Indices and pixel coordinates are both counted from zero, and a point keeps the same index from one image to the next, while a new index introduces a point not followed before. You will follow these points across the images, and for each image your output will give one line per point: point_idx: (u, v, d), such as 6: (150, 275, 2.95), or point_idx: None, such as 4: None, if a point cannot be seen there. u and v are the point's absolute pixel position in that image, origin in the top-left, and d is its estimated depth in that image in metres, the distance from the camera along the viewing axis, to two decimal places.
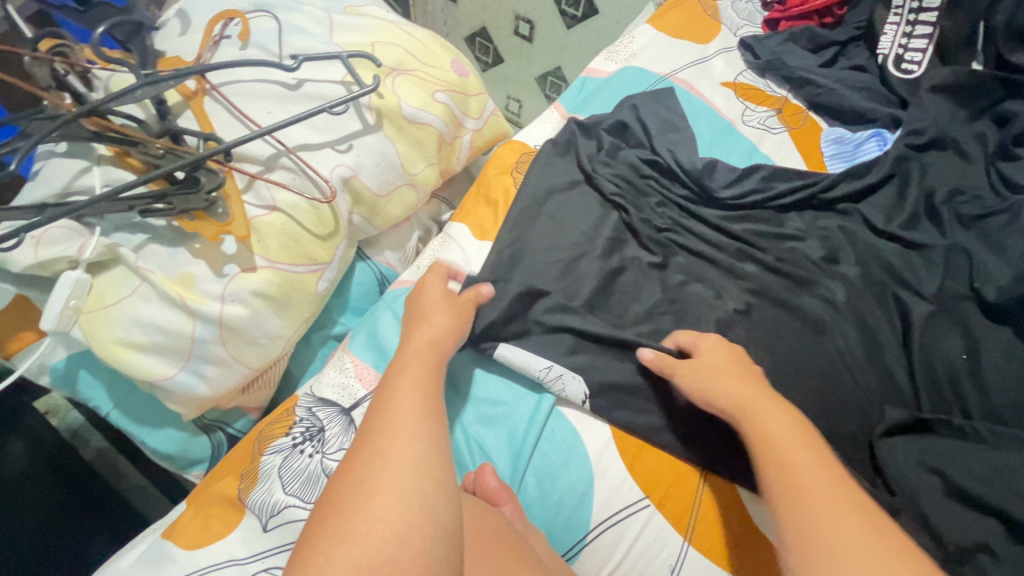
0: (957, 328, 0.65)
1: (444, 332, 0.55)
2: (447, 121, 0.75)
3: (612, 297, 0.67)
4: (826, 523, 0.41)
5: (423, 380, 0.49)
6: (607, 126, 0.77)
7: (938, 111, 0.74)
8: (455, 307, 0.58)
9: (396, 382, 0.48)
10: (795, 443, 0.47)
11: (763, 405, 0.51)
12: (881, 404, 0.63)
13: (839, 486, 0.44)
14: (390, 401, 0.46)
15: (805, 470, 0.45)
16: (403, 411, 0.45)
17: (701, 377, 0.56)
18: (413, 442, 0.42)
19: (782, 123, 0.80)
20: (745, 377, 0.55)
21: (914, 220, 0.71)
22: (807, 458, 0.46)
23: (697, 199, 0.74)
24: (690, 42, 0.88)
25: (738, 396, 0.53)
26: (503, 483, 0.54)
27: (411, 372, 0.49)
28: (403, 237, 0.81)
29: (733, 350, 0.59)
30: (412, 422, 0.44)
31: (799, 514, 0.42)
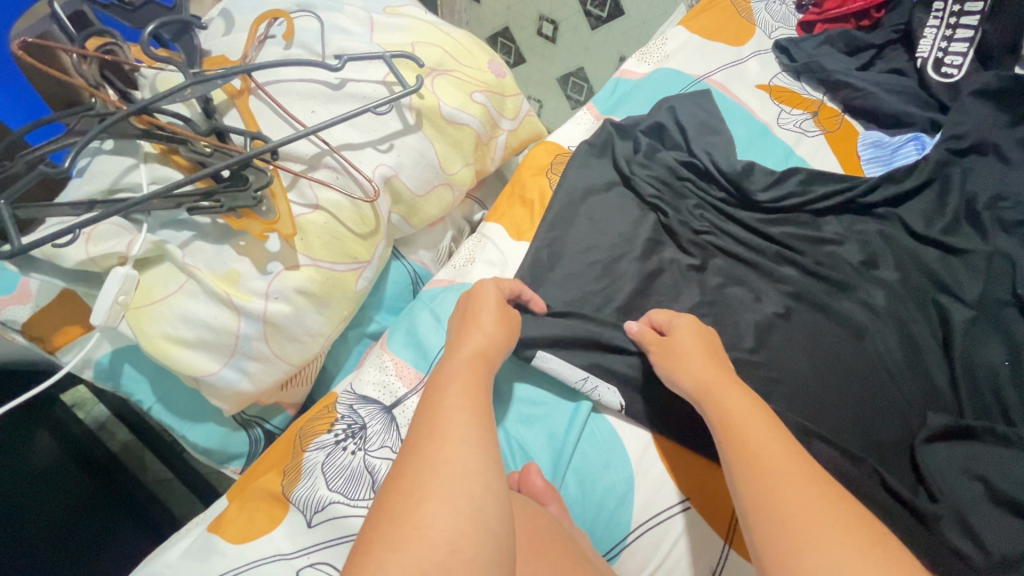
0: (999, 335, 0.65)
1: (491, 343, 0.55)
2: (484, 122, 0.75)
3: (650, 299, 0.67)
4: (776, 493, 0.41)
5: (471, 388, 0.49)
6: (643, 128, 0.77)
7: (980, 116, 0.73)
8: (503, 318, 0.58)
9: (444, 391, 0.48)
10: (754, 421, 0.47)
11: (723, 386, 0.51)
12: (922, 410, 0.63)
13: (792, 458, 0.44)
14: (438, 408, 0.46)
15: (759, 446, 0.45)
16: (451, 418, 0.45)
17: (670, 359, 0.57)
18: (462, 449, 0.42)
19: (819, 127, 0.80)
20: (709, 357, 0.55)
21: (954, 226, 0.70)
22: (763, 434, 0.46)
23: (735, 202, 0.73)
24: (725, 44, 0.88)
25: (703, 379, 0.53)
26: (548, 482, 0.54)
27: (459, 381, 0.49)
28: (437, 237, 0.81)
29: (699, 328, 0.59)
30: (462, 430, 0.44)
31: (755, 489, 0.42)
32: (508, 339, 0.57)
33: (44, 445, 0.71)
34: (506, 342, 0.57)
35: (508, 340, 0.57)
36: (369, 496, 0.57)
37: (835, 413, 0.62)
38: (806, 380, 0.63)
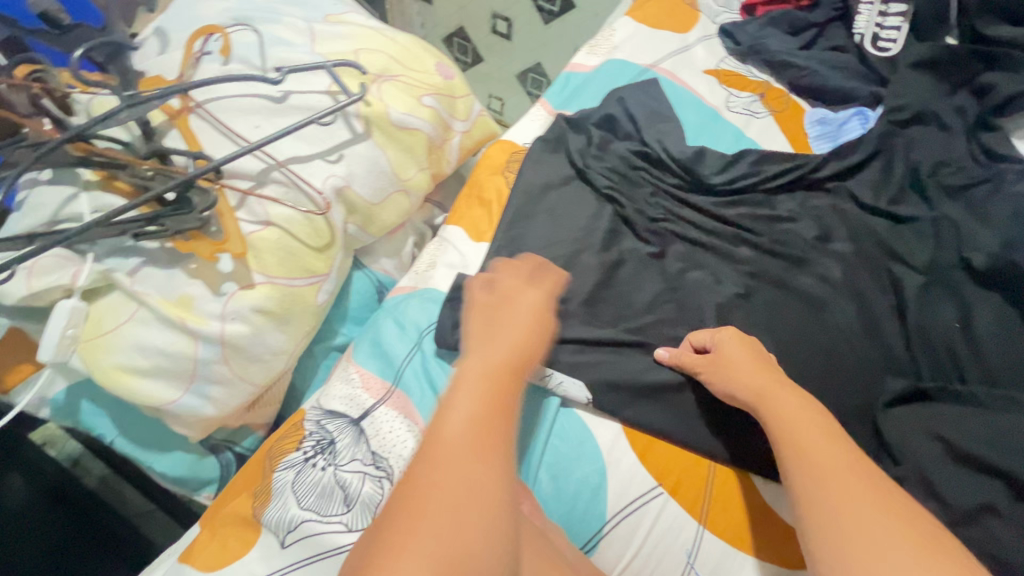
0: (950, 298, 0.67)
1: (525, 347, 0.49)
2: (436, 125, 0.75)
3: (612, 291, 0.67)
4: (839, 504, 0.44)
5: (504, 387, 0.44)
6: (595, 120, 0.76)
7: (918, 87, 0.75)
8: (540, 324, 0.52)
9: (471, 394, 0.42)
10: (817, 434, 0.49)
11: (781, 396, 0.52)
12: (882, 376, 0.64)
13: (856, 473, 0.45)
14: (463, 415, 0.41)
15: (826, 458, 0.47)
16: (477, 431, 0.40)
17: (720, 371, 0.57)
18: (483, 464, 0.38)
19: (766, 108, 0.81)
20: (762, 367, 0.56)
21: (902, 195, 0.72)
22: (827, 447, 0.48)
23: (690, 188, 0.74)
24: (671, 32, 0.88)
25: (755, 390, 0.54)
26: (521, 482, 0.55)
27: (482, 386, 0.43)
28: (398, 244, 0.80)
29: (751, 343, 0.59)
30: (490, 442, 0.39)
31: (820, 498, 0.45)
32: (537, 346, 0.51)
33: (13, 486, 0.69)
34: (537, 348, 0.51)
35: (541, 347, 0.51)
36: (342, 510, 0.56)
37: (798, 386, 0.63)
38: None
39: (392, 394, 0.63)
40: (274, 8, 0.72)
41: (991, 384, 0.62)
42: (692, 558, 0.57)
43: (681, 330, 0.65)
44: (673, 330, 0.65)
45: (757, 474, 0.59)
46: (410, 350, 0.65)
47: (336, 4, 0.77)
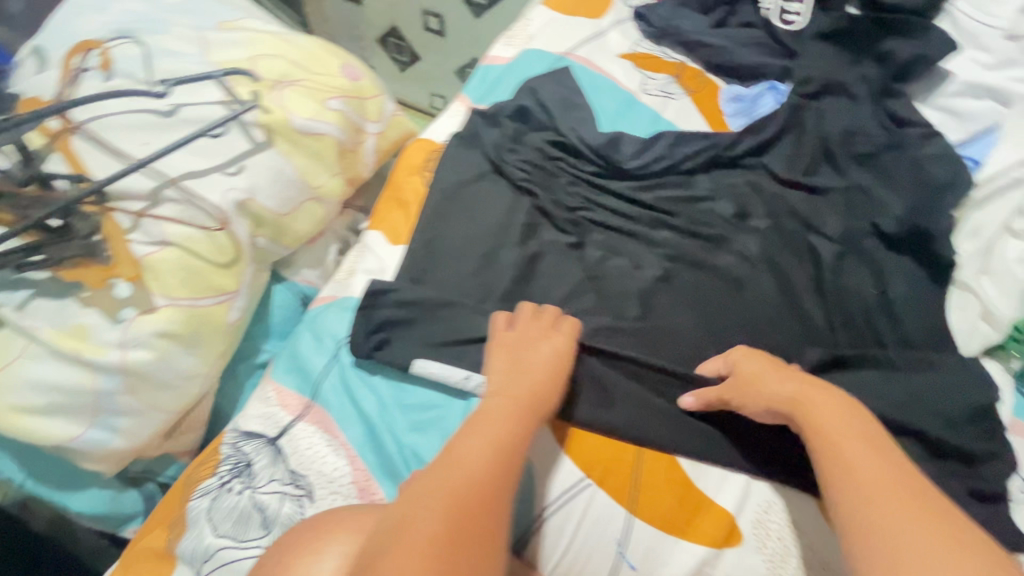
0: (865, 264, 0.67)
1: (537, 391, 0.55)
2: (345, 129, 0.73)
3: (532, 285, 0.66)
4: (867, 504, 0.41)
5: (506, 432, 0.50)
6: (509, 112, 0.75)
7: (823, 58, 0.75)
8: (559, 366, 0.58)
9: (472, 443, 0.48)
10: (851, 437, 0.46)
11: (814, 401, 0.50)
12: (802, 346, 0.64)
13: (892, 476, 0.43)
14: (459, 462, 0.46)
15: (857, 461, 0.45)
16: (467, 476, 0.45)
17: (744, 382, 0.56)
18: (462, 506, 0.42)
19: (682, 88, 0.81)
20: (788, 374, 0.54)
21: (814, 166, 0.72)
22: (857, 448, 0.45)
23: (608, 173, 0.73)
24: (584, 18, 0.88)
25: (784, 399, 0.52)
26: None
27: (493, 430, 0.49)
28: (320, 253, 0.78)
29: (769, 353, 0.58)
30: (478, 485, 0.44)
31: (851, 500, 0.42)
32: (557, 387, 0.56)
33: None
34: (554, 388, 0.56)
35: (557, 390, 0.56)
36: (259, 534, 0.54)
37: None
38: (688, 338, 0.65)
39: (311, 409, 0.61)
40: (161, 18, 0.69)
41: (905, 347, 0.63)
42: (623, 548, 0.56)
43: (602, 319, 0.65)
44: (593, 318, 0.65)
45: (681, 455, 0.60)
46: (328, 362, 0.63)
47: (232, 10, 0.74)
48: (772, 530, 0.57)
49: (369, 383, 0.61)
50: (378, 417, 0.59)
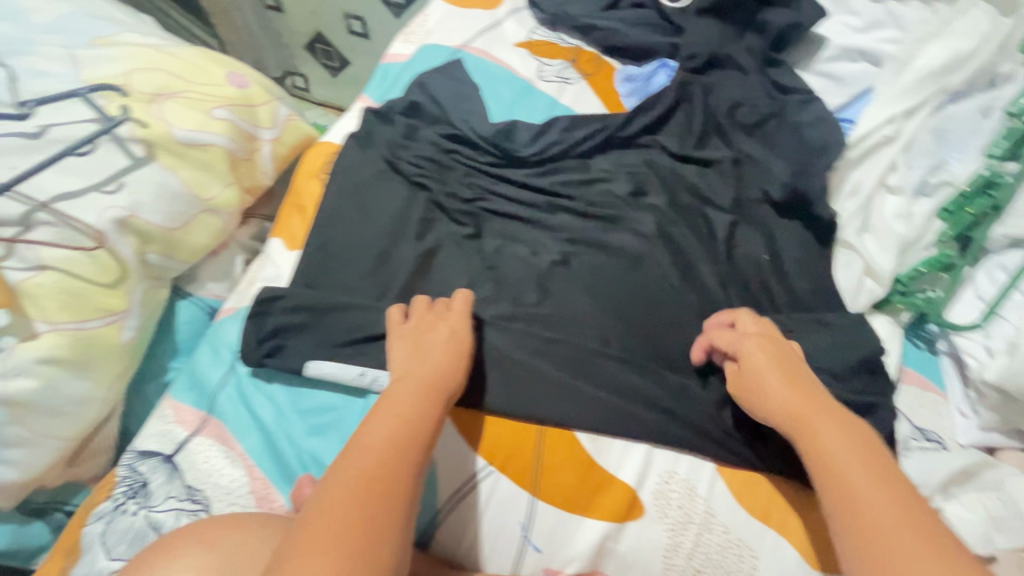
0: (757, 231, 0.69)
1: (438, 364, 0.54)
2: (235, 138, 0.72)
3: (430, 279, 0.66)
4: (869, 535, 0.40)
5: (406, 410, 0.49)
6: (400, 109, 0.75)
7: (707, 33, 0.77)
8: (457, 344, 0.57)
9: (379, 418, 0.47)
10: (852, 454, 0.45)
11: (816, 413, 0.48)
12: (699, 318, 0.66)
13: (893, 500, 0.41)
14: (370, 437, 0.46)
15: (857, 482, 0.43)
16: (378, 451, 0.45)
17: (746, 384, 0.53)
18: (375, 480, 0.42)
19: (578, 73, 0.82)
20: (787, 375, 0.52)
21: (705, 139, 0.74)
22: (858, 469, 0.44)
23: (503, 161, 0.73)
24: (480, 10, 0.88)
25: (783, 407, 0.50)
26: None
27: (395, 408, 0.49)
28: (226, 265, 0.77)
29: (779, 346, 0.55)
30: (391, 459, 0.44)
31: (851, 524, 0.42)
32: (458, 363, 0.56)
33: None
34: (456, 364, 0.56)
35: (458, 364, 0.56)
36: None
37: (622, 341, 0.65)
38: (590, 318, 0.65)
39: (208, 422, 0.60)
40: (30, 40, 0.68)
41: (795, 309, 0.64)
42: (527, 531, 0.57)
43: (501, 306, 0.65)
44: (493, 306, 0.65)
45: (583, 432, 0.60)
46: (225, 374, 0.62)
47: (107, 26, 0.73)
48: (673, 500, 0.58)
49: (266, 392, 0.61)
50: (276, 424, 0.59)
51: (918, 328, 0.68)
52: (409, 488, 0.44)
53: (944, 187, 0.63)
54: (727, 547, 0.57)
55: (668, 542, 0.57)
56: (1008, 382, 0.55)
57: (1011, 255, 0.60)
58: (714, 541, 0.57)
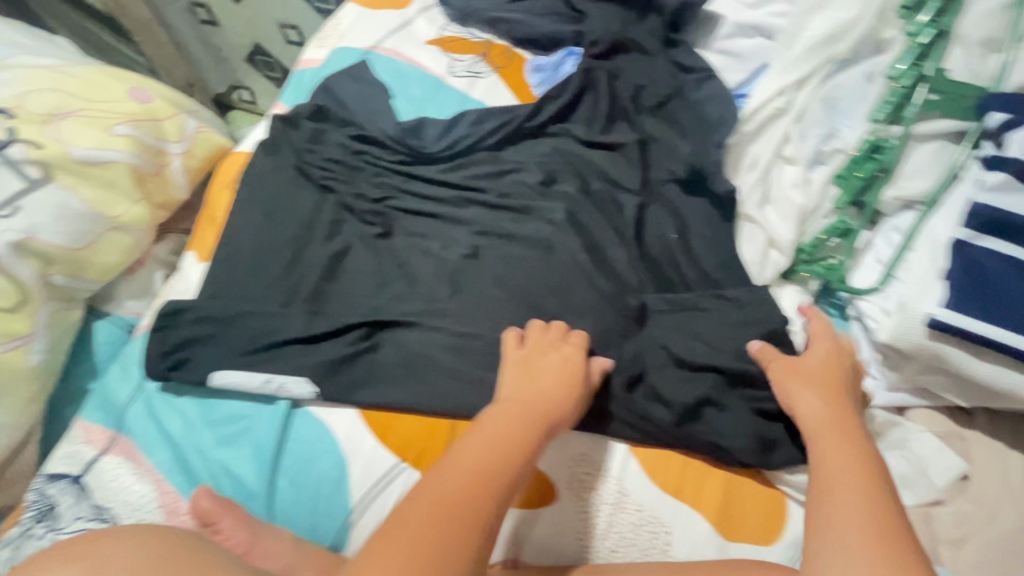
0: (666, 211, 0.69)
1: (546, 389, 0.55)
2: (140, 153, 0.72)
3: (339, 281, 0.66)
4: (832, 523, 0.45)
5: (502, 438, 0.51)
6: (306, 113, 0.74)
7: (606, 22, 0.78)
8: (572, 364, 0.58)
9: (480, 434, 0.51)
10: (853, 464, 0.49)
11: (835, 428, 0.52)
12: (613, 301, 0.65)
13: (874, 503, 0.46)
14: (466, 452, 0.49)
15: (843, 490, 0.47)
16: (475, 468, 0.47)
17: (785, 388, 0.56)
18: (459, 500, 0.45)
19: (489, 65, 0.82)
20: (827, 387, 0.55)
21: (612, 123, 0.74)
22: (851, 476, 0.48)
23: (412, 159, 0.74)
24: (391, 10, 0.88)
25: (809, 414, 0.54)
26: (220, 499, 0.52)
27: (491, 433, 0.51)
28: (146, 282, 0.76)
29: (834, 357, 0.57)
30: (479, 480, 0.46)
31: (821, 514, 0.47)
32: (577, 390, 0.57)
33: None
34: (574, 391, 0.56)
35: (576, 396, 0.56)
36: None
37: (537, 330, 0.64)
38: (502, 309, 0.64)
39: (117, 441, 0.60)
40: None
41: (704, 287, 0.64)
42: None
43: (412, 303, 0.64)
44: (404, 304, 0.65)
45: None
46: (133, 390, 0.62)
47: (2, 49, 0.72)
48: (586, 482, 0.59)
49: (174, 406, 0.60)
50: (184, 436, 0.59)
51: (830, 296, 0.68)
52: (491, 511, 0.45)
53: (837, 154, 0.63)
54: (640, 526, 0.57)
55: (581, 524, 0.57)
56: (900, 343, 0.53)
57: (904, 217, 0.61)
58: (627, 521, 0.57)
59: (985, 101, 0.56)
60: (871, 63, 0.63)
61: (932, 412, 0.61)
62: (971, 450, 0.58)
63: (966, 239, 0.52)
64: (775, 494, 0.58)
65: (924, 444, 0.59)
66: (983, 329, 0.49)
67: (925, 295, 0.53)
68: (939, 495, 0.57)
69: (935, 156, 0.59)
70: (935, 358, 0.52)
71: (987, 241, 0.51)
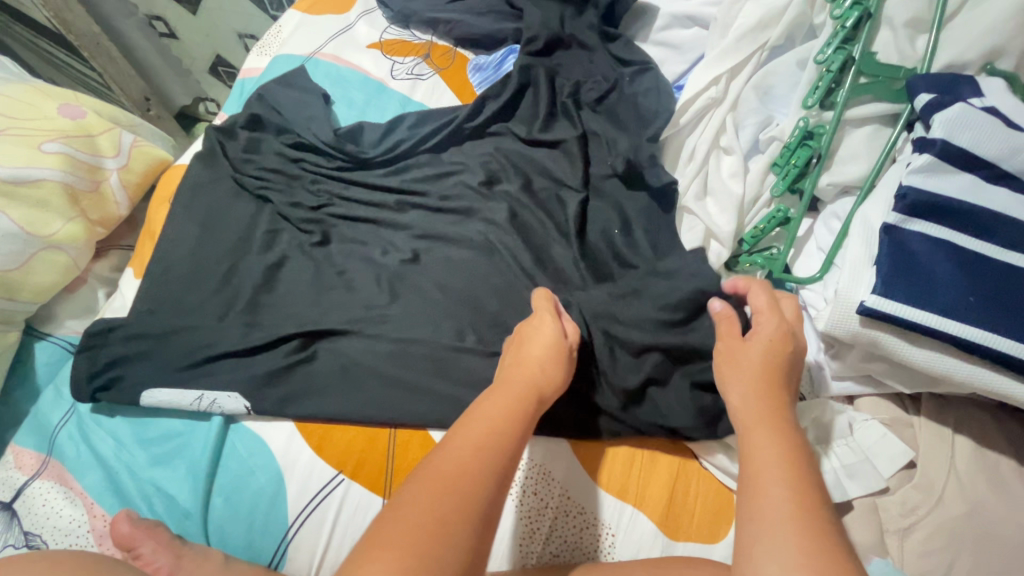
0: (608, 206, 0.68)
1: (547, 375, 0.50)
2: (71, 171, 0.70)
3: (276, 292, 0.65)
4: (758, 528, 0.39)
5: (505, 419, 0.45)
6: (242, 123, 0.74)
7: (545, 16, 0.77)
8: (561, 347, 0.52)
9: (479, 422, 0.44)
10: (782, 461, 0.43)
11: (765, 423, 0.46)
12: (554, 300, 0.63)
13: (798, 503, 0.40)
14: (464, 442, 0.42)
15: (769, 488, 0.41)
16: (473, 461, 0.41)
17: (725, 371, 0.51)
18: (455, 498, 0.38)
19: (431, 67, 0.81)
20: (763, 378, 0.50)
21: (552, 120, 0.73)
22: (777, 474, 0.42)
23: (350, 163, 0.73)
24: (332, 15, 0.88)
25: (740, 410, 0.48)
26: (142, 523, 0.50)
27: (492, 413, 0.45)
28: (87, 301, 0.74)
29: (782, 341, 0.51)
30: (476, 475, 0.40)
31: (748, 519, 0.41)
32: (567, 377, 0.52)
33: None
34: (563, 380, 0.51)
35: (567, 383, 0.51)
36: None
37: (479, 332, 0.62)
38: (439, 312, 0.63)
39: (48, 464, 0.59)
40: None
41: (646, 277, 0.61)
42: None
43: (350, 311, 0.63)
44: (341, 312, 0.63)
45: (435, 429, 0.57)
46: (65, 412, 0.61)
47: None
48: (527, 487, 0.57)
49: (107, 426, 0.60)
50: (116, 457, 0.58)
51: (777, 286, 0.68)
52: (496, 501, 0.40)
53: (774, 142, 0.63)
54: (584, 528, 0.56)
55: (524, 530, 0.56)
56: (837, 331, 0.53)
57: (842, 203, 0.61)
58: (570, 523, 0.56)
59: (912, 84, 0.54)
60: (803, 48, 0.62)
61: (879, 399, 0.60)
62: (918, 436, 0.57)
63: (894, 223, 0.51)
64: (723, 489, 0.57)
65: (869, 432, 0.58)
66: (912, 312, 0.48)
67: (858, 282, 0.52)
68: (886, 484, 0.56)
69: (869, 139, 0.59)
70: (872, 344, 0.52)
71: (916, 224, 0.51)
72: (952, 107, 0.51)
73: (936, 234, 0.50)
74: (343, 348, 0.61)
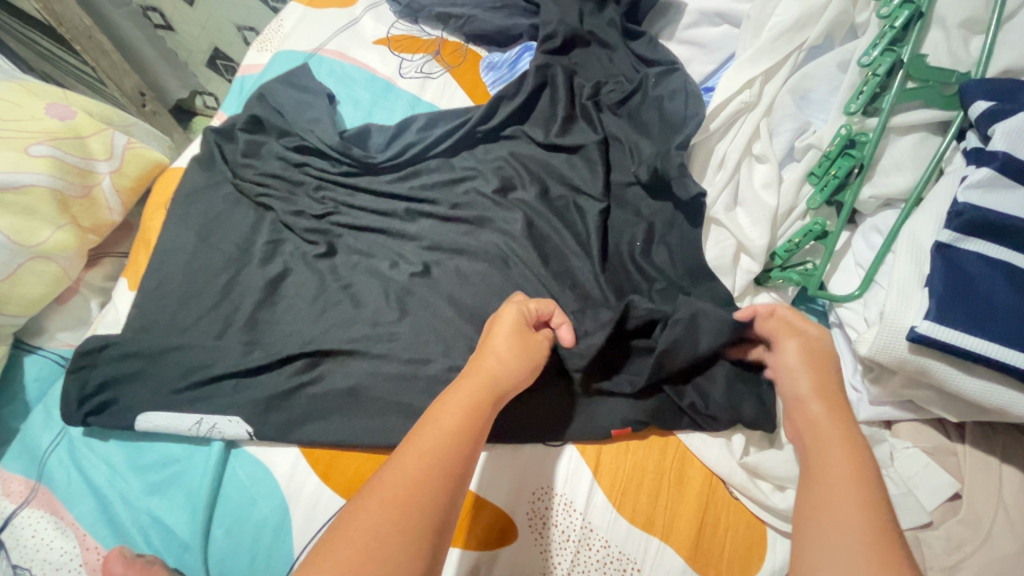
0: (630, 216, 0.65)
1: (503, 363, 0.46)
2: (61, 175, 0.65)
3: (277, 307, 0.61)
4: (820, 516, 0.38)
5: (466, 419, 0.41)
6: (241, 125, 0.71)
7: (563, 11, 0.73)
8: (521, 331, 0.49)
9: (434, 424, 0.40)
10: (851, 465, 0.40)
11: (835, 432, 0.43)
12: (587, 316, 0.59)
13: (868, 505, 0.37)
14: (418, 451, 0.39)
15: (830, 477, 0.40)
16: (423, 469, 0.38)
17: (815, 358, 0.48)
18: (401, 505, 0.36)
19: (440, 65, 0.78)
20: (828, 385, 0.47)
21: (570, 124, 0.69)
22: (844, 484, 0.39)
23: (356, 169, 0.69)
24: (337, 9, 0.84)
25: (813, 417, 0.45)
26: (136, 563, 0.49)
27: (449, 413, 0.41)
28: (79, 312, 0.70)
29: (826, 347, 0.49)
30: (425, 484, 0.37)
31: (806, 531, 0.38)
32: (526, 362, 0.48)
33: None
34: (523, 366, 0.47)
35: (523, 368, 0.47)
36: None
37: None
38: (452, 327, 0.58)
39: (37, 492, 0.56)
40: None
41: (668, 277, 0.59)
42: None
43: (357, 328, 0.59)
44: (348, 328, 0.59)
45: None
46: (57, 436, 0.58)
47: None
48: (548, 518, 0.54)
49: (100, 452, 0.57)
50: (110, 485, 0.55)
51: (810, 302, 0.65)
52: (451, 509, 0.37)
53: (811, 150, 0.59)
54: (609, 565, 0.52)
55: (544, 566, 0.53)
56: (881, 357, 0.49)
57: (884, 216, 0.57)
58: (594, 558, 0.52)
59: (966, 90, 0.50)
60: (845, 49, 0.58)
61: (919, 425, 0.57)
62: (962, 465, 0.54)
63: (946, 242, 0.47)
64: (755, 521, 0.53)
65: (910, 462, 0.55)
66: (968, 341, 0.44)
67: (907, 306, 0.48)
68: (930, 518, 0.52)
69: (915, 148, 0.55)
70: (920, 372, 0.48)
71: (970, 244, 0.47)
72: (1015, 116, 0.47)
73: (995, 255, 0.46)
74: (350, 366, 0.57)
